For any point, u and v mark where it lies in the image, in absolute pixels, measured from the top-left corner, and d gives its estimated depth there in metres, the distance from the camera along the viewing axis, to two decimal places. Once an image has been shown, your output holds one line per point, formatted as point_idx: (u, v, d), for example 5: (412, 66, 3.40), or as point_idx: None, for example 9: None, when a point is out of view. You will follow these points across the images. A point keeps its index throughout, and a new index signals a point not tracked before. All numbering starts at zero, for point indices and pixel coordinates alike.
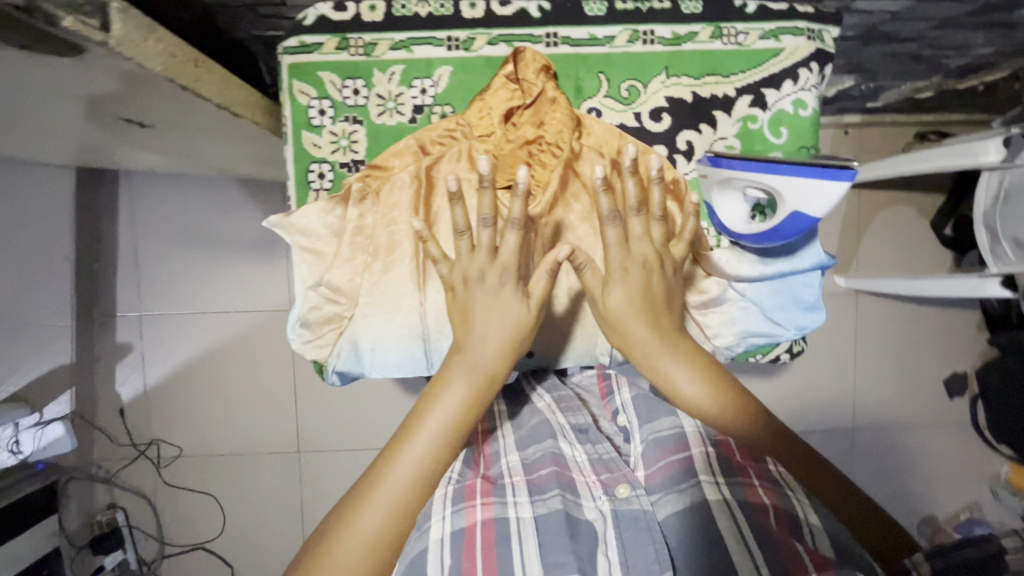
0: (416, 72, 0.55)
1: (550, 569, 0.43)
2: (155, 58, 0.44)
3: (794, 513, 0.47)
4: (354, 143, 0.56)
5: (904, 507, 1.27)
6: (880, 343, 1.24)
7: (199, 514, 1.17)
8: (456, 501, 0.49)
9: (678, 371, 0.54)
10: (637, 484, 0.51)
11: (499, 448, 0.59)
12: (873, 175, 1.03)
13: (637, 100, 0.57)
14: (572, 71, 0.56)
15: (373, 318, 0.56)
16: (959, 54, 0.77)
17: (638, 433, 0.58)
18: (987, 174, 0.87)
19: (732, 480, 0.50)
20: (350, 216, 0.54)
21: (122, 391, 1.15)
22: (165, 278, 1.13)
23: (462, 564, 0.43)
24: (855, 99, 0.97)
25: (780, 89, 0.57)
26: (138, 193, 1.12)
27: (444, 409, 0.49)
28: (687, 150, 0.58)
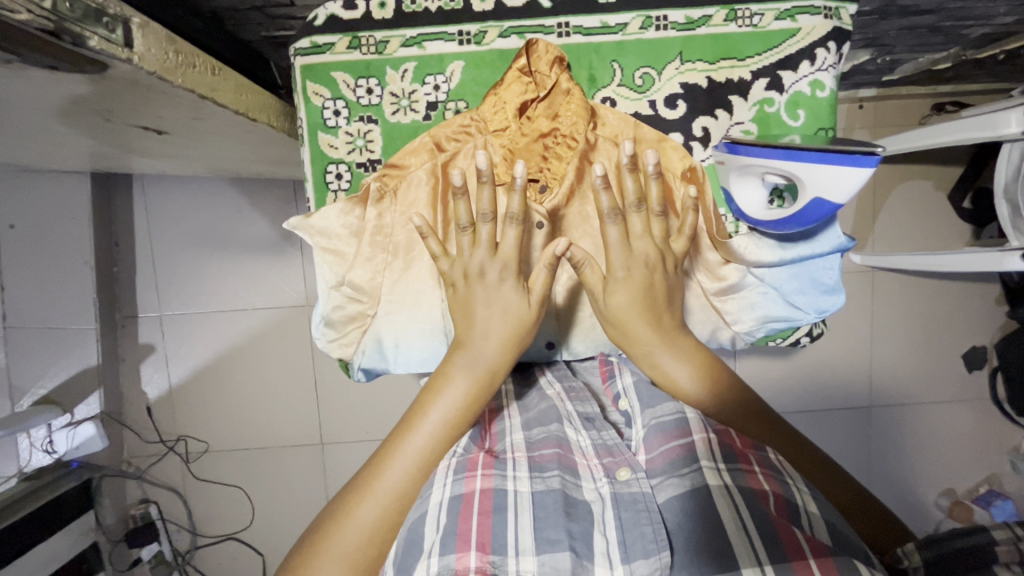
0: (430, 69, 0.55)
1: (542, 545, 0.43)
2: (176, 70, 0.45)
3: (793, 500, 0.46)
4: (369, 142, 0.56)
5: (922, 480, 1.28)
6: (896, 319, 1.23)
7: (228, 506, 1.20)
8: (458, 472, 0.49)
9: (677, 367, 0.57)
10: (638, 468, 0.51)
11: (505, 425, 0.58)
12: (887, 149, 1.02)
13: (651, 88, 0.56)
14: (585, 60, 0.56)
15: (395, 316, 0.57)
16: (980, 24, 0.75)
17: (640, 417, 0.57)
18: (1009, 145, 0.85)
19: (733, 467, 0.48)
20: (369, 216, 0.55)
21: (148, 390, 1.17)
22: (184, 279, 1.15)
23: (457, 527, 0.43)
24: (871, 73, 0.95)
25: (797, 70, 0.56)
26: (153, 196, 1.13)
27: (445, 404, 0.52)
28: (702, 136, 0.57)
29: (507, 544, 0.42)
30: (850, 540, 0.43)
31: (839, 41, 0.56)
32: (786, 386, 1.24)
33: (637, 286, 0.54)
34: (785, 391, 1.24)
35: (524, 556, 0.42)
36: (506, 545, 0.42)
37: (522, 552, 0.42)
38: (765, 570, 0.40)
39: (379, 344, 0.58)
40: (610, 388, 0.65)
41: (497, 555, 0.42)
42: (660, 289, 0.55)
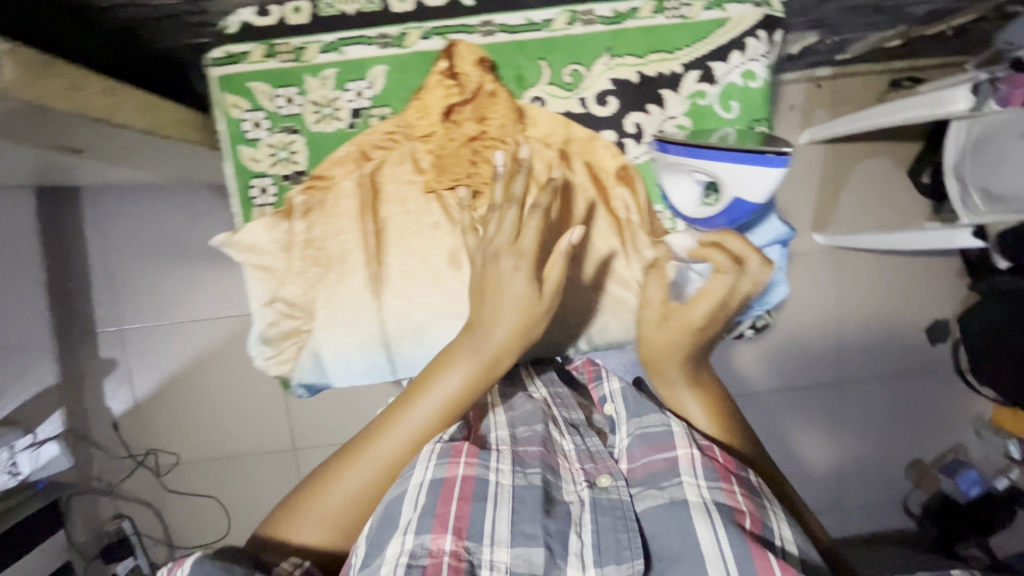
0: (352, 76, 0.67)
1: (517, 538, 0.53)
2: (56, 95, 0.50)
3: (767, 526, 0.54)
4: (293, 153, 0.69)
5: (891, 452, 1.30)
6: (861, 298, 1.24)
7: (204, 516, 1.19)
8: (441, 457, 0.59)
9: (692, 403, 0.72)
10: (618, 476, 0.61)
11: (491, 423, 0.68)
12: (824, 136, 1.06)
13: (581, 83, 0.70)
14: (513, 60, 0.69)
15: (325, 329, 0.70)
16: (922, 3, 0.75)
17: (627, 425, 0.67)
18: (958, 124, 0.87)
19: (714, 484, 0.57)
20: (295, 231, 0.69)
21: (113, 406, 1.15)
22: (142, 289, 1.12)
23: (437, 509, 0.54)
24: (823, 53, 0.94)
25: (727, 61, 0.69)
26: (103, 207, 1.10)
27: (446, 383, 0.64)
28: (636, 130, 0.72)
29: (483, 532, 0.53)
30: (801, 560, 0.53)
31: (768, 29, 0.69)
32: (756, 368, 1.25)
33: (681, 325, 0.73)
34: (756, 373, 1.25)
35: (499, 545, 0.53)
36: (483, 533, 0.53)
37: (497, 542, 0.53)
38: None
39: (318, 354, 0.70)
40: (598, 395, 0.74)
41: (472, 539, 0.53)
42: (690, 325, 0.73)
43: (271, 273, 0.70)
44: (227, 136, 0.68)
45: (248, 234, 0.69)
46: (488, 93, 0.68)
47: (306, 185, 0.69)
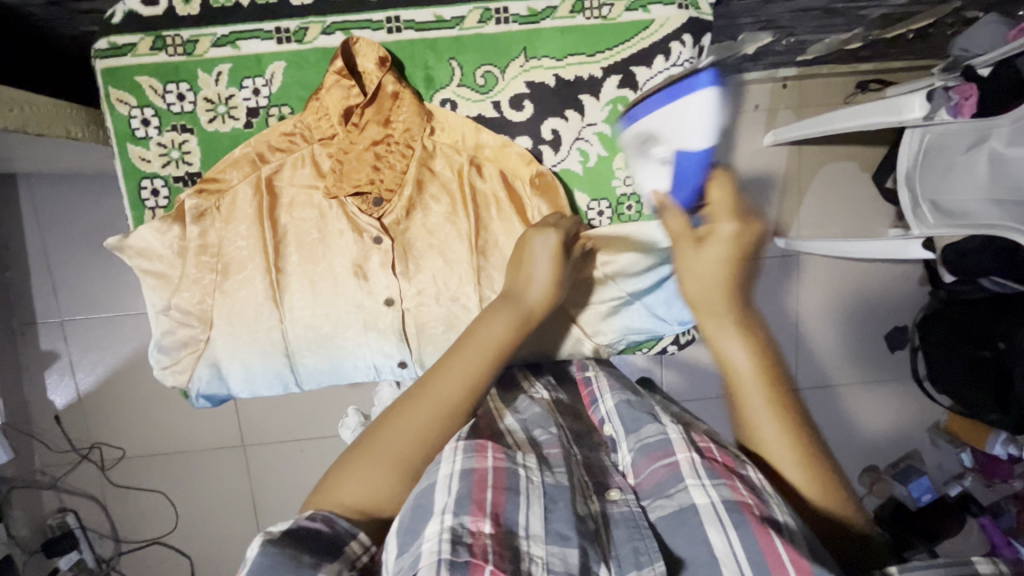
0: (250, 73, 0.67)
1: (553, 537, 0.45)
2: None
3: (779, 517, 0.47)
4: (187, 153, 0.68)
5: (848, 458, 1.30)
6: (823, 303, 1.23)
7: (151, 511, 1.18)
8: (467, 450, 0.51)
9: (737, 352, 0.58)
10: (626, 489, 0.54)
11: (506, 425, 0.60)
12: (785, 138, 1.05)
13: (494, 86, 0.69)
14: (422, 58, 0.68)
15: (226, 342, 0.71)
16: (875, 6, 0.72)
17: (626, 442, 0.59)
18: (909, 134, 0.87)
19: (717, 482, 0.50)
20: (190, 235, 0.68)
21: (56, 398, 1.12)
22: (84, 280, 1.09)
23: (472, 496, 0.46)
24: (783, 54, 0.92)
25: (651, 66, 0.69)
26: (41, 194, 1.06)
27: (492, 331, 0.59)
28: (553, 136, 0.72)
29: (518, 524, 0.45)
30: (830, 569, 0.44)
31: (694, 35, 0.68)
32: None
33: (709, 241, 0.65)
34: None
35: (534, 540, 0.45)
36: (518, 525, 0.45)
37: (533, 536, 0.45)
38: None
39: (217, 364, 0.71)
40: (596, 414, 0.67)
41: (507, 530, 0.45)
42: (728, 235, 0.65)
43: (163, 279, 0.69)
44: (114, 135, 0.67)
45: (138, 240, 0.68)
46: (392, 95, 0.67)
47: (197, 190, 0.68)
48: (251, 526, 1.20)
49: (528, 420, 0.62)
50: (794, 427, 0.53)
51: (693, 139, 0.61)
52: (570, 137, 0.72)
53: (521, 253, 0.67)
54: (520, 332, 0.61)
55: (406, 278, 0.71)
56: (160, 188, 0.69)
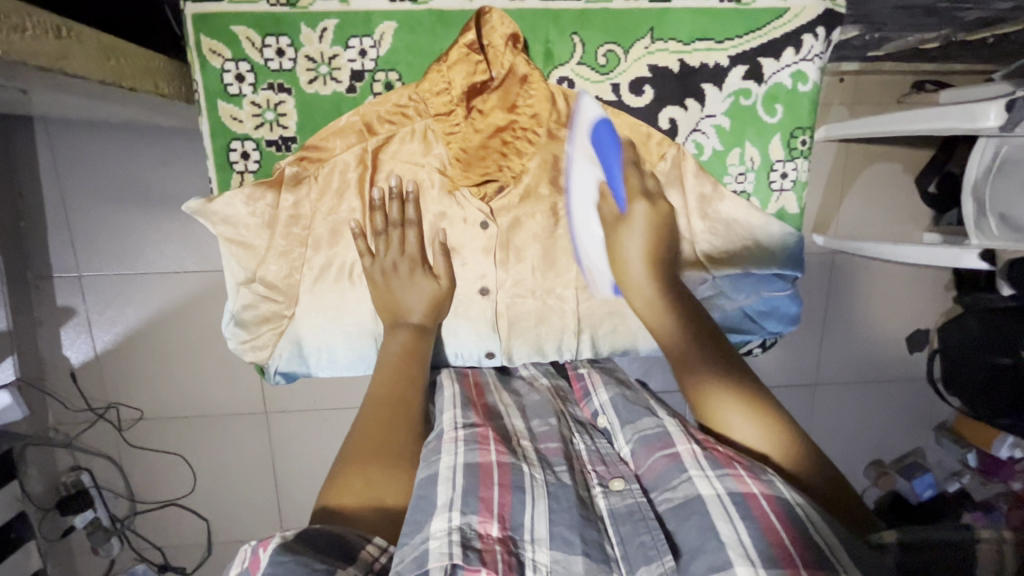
0: (358, 32, 0.71)
1: (554, 536, 0.54)
2: (22, 49, 0.44)
3: (781, 495, 0.55)
4: (282, 113, 0.73)
5: (853, 449, 1.35)
6: (852, 302, 1.23)
7: (168, 474, 1.16)
8: (469, 443, 0.63)
9: (630, 244, 0.77)
10: (629, 479, 0.64)
11: (497, 404, 0.76)
12: (838, 135, 1.03)
13: (613, 67, 0.75)
14: (543, 32, 0.72)
15: (316, 325, 0.82)
16: (976, 9, 0.70)
17: (626, 431, 0.71)
18: (983, 142, 0.82)
19: (722, 473, 0.58)
20: (280, 215, 0.77)
21: (71, 356, 1.08)
22: (104, 235, 1.03)
23: (479, 493, 0.56)
24: (858, 48, 0.90)
25: (779, 60, 0.76)
26: (59, 141, 0.99)
27: (389, 345, 0.77)
28: (671, 124, 0.78)
29: (523, 525, 0.54)
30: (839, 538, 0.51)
31: (826, 27, 0.75)
32: None
33: (629, 222, 0.77)
34: None
35: (540, 540, 0.53)
36: (523, 527, 0.54)
37: (538, 541, 0.53)
38: (757, 566, 0.47)
39: (298, 342, 0.83)
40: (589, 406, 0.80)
41: (514, 532, 0.54)
42: (642, 218, 0.77)
43: (248, 249, 0.78)
44: (205, 91, 0.72)
45: (224, 205, 0.76)
46: (522, 76, 0.73)
47: (299, 158, 0.75)
48: (271, 492, 1.19)
49: (525, 409, 0.77)
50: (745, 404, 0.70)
51: (593, 115, 0.75)
52: (685, 126, 0.78)
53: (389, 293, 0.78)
54: (415, 336, 0.78)
55: (504, 267, 0.81)
56: (250, 151, 0.75)
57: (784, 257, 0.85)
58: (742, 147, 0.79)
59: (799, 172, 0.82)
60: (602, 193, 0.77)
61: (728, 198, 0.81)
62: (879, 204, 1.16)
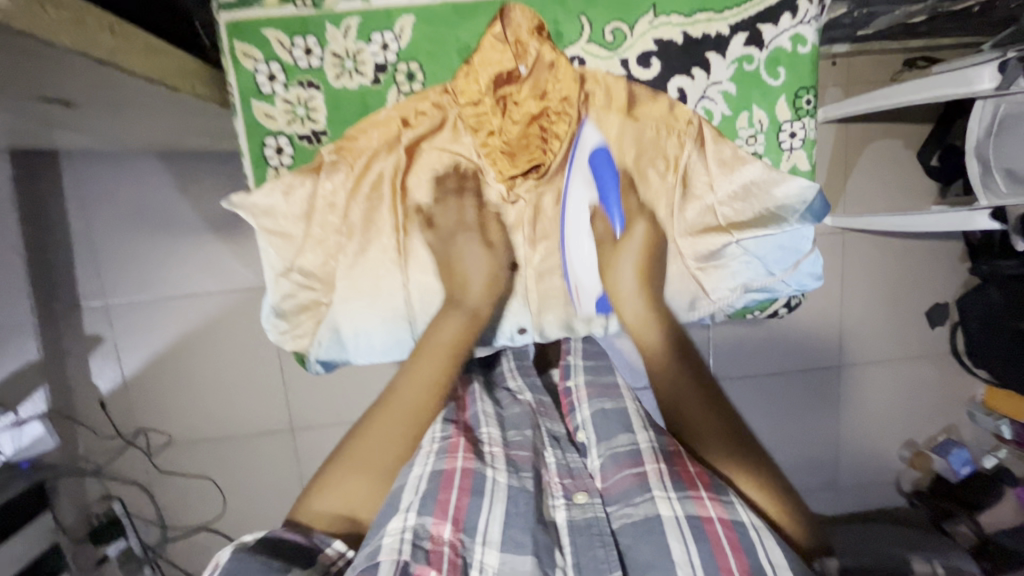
0: (380, 27, 0.71)
1: (506, 539, 0.65)
2: (80, 38, 0.44)
3: (734, 517, 0.67)
4: (314, 109, 0.75)
5: (884, 433, 1.31)
6: (867, 281, 1.24)
7: (198, 498, 1.16)
8: (441, 453, 0.73)
9: (627, 279, 0.84)
10: (592, 494, 0.75)
11: (481, 410, 0.84)
12: (834, 116, 1.06)
13: (622, 44, 0.74)
14: (551, 13, 0.72)
15: (353, 304, 0.83)
16: None
17: (598, 448, 0.81)
18: (981, 104, 0.84)
19: (682, 495, 0.69)
20: (311, 207, 0.78)
21: (100, 384, 1.09)
22: (129, 263, 1.06)
23: (439, 496, 0.67)
24: (847, 27, 0.93)
25: (777, 25, 0.75)
26: (85, 174, 1.03)
27: (439, 334, 0.84)
28: (681, 94, 0.77)
29: (477, 529, 0.65)
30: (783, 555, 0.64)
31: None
32: (763, 350, 1.24)
33: (626, 244, 0.81)
34: (764, 355, 1.24)
35: (492, 540, 0.64)
36: (475, 530, 0.65)
37: (488, 545, 0.64)
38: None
39: (336, 329, 0.85)
40: (572, 420, 0.88)
41: (466, 533, 0.65)
42: (640, 237, 0.82)
43: (287, 240, 0.80)
44: (239, 92, 0.73)
45: (263, 198, 0.78)
46: (548, 66, 0.73)
47: (336, 147, 0.76)
48: None
49: (504, 419, 0.84)
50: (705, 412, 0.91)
51: (591, 139, 0.77)
52: (694, 95, 0.77)
53: (448, 265, 0.82)
54: (466, 327, 0.85)
55: (533, 245, 0.81)
56: (284, 146, 0.76)
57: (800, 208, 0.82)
58: (750, 111, 0.79)
59: (807, 130, 0.81)
60: (595, 212, 0.80)
61: (746, 161, 0.80)
62: (884, 181, 1.18)
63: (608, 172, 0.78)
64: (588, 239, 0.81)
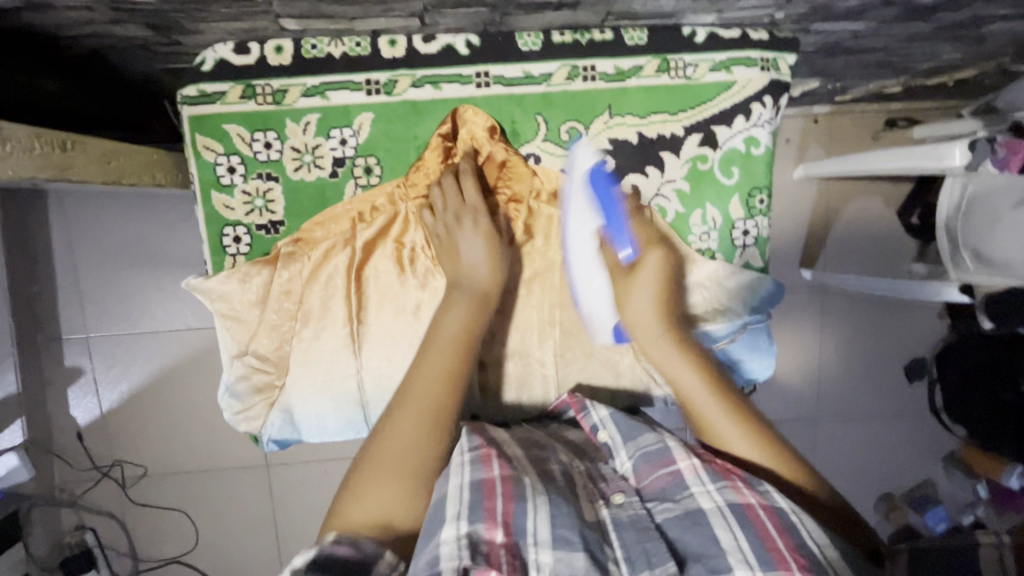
0: (339, 123, 0.71)
1: (559, 542, 0.47)
2: (19, 159, 0.51)
3: (780, 504, 0.50)
4: (270, 202, 0.73)
5: (860, 485, 1.30)
6: (845, 335, 1.24)
7: (170, 531, 1.16)
8: (474, 461, 0.54)
9: (641, 293, 0.69)
10: (630, 492, 0.55)
11: (496, 434, 0.62)
12: (819, 173, 1.04)
13: (576, 142, 0.73)
14: (510, 112, 0.72)
15: (304, 396, 0.75)
16: (928, 59, 0.77)
17: (625, 450, 0.61)
18: (952, 181, 0.85)
19: (721, 485, 0.52)
20: (267, 293, 0.73)
21: (78, 415, 1.11)
22: (111, 299, 1.07)
23: (483, 504, 0.49)
24: (824, 94, 0.96)
25: (731, 126, 0.73)
26: (73, 211, 1.04)
27: (450, 316, 0.67)
28: (634, 191, 0.75)
29: (527, 530, 0.47)
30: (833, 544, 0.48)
31: (773, 95, 0.73)
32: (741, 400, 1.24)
33: (639, 272, 0.69)
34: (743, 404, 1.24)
35: (543, 547, 0.46)
36: (526, 531, 0.47)
37: (541, 544, 0.47)
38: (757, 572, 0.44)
39: (289, 410, 0.76)
40: (587, 422, 0.67)
41: (519, 537, 0.47)
42: (654, 265, 0.70)
43: (241, 323, 0.74)
44: (199, 182, 0.71)
45: (220, 283, 0.73)
46: (501, 162, 0.74)
47: (294, 238, 0.73)
48: (272, 550, 1.18)
49: (523, 436, 0.64)
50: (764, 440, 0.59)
51: (585, 167, 0.71)
52: (649, 193, 0.75)
53: (450, 252, 0.71)
54: (478, 313, 0.68)
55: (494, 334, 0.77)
56: (241, 235, 0.73)
57: (752, 299, 0.77)
58: (703, 208, 0.76)
59: (760, 229, 0.77)
60: (601, 241, 0.71)
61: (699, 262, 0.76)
62: (863, 237, 1.19)
63: (612, 206, 0.70)
64: (602, 277, 0.72)
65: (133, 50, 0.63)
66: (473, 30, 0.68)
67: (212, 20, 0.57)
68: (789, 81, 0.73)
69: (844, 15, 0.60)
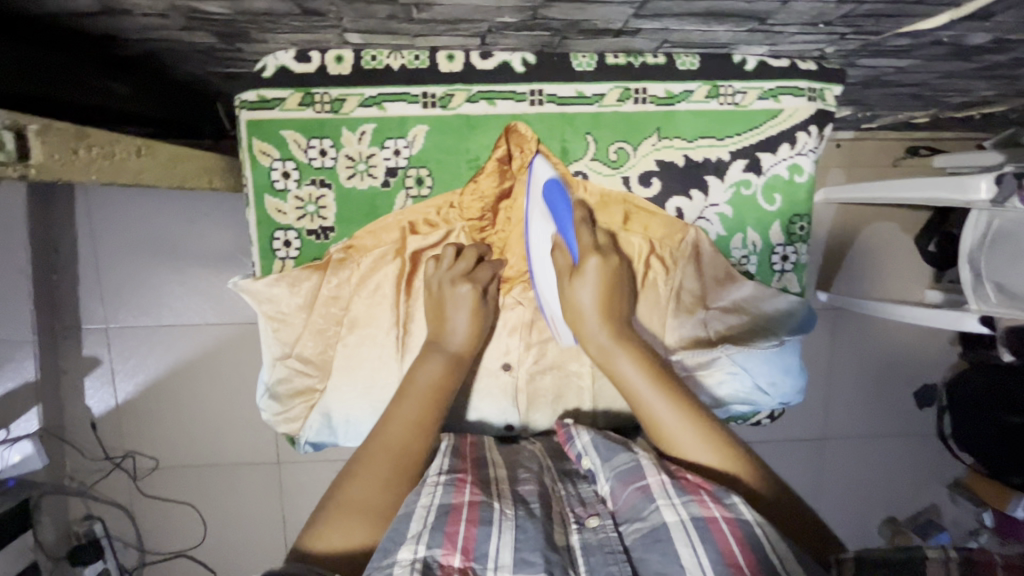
0: (394, 134, 0.72)
1: (519, 564, 0.46)
2: (96, 164, 0.52)
3: (744, 518, 0.49)
4: (323, 208, 0.73)
5: (865, 507, 1.31)
6: (857, 358, 1.25)
7: (178, 525, 1.16)
8: (448, 486, 0.55)
9: (584, 291, 0.68)
10: (604, 516, 0.54)
11: (491, 456, 0.66)
12: (837, 198, 1.05)
13: (625, 162, 0.74)
14: (563, 130, 0.73)
15: (343, 401, 0.76)
16: (962, 95, 0.78)
17: (603, 472, 0.60)
18: (976, 214, 0.86)
19: (686, 499, 0.51)
20: (314, 299, 0.74)
21: (92, 405, 1.11)
22: (132, 291, 1.07)
23: (444, 528, 0.49)
24: (851, 121, 0.97)
25: (777, 153, 0.74)
26: (100, 203, 1.05)
27: (425, 370, 0.68)
28: (679, 213, 0.76)
29: (488, 554, 0.47)
30: (795, 564, 0.47)
31: (818, 125, 0.74)
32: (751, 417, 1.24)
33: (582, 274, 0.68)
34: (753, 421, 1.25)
35: (502, 570, 0.46)
36: (486, 556, 0.47)
37: (501, 566, 0.46)
38: None
39: (326, 414, 0.76)
40: (572, 450, 0.67)
41: (477, 561, 0.47)
42: (594, 273, 0.68)
43: (286, 326, 0.75)
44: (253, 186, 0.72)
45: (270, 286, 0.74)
46: None
47: (346, 246, 0.74)
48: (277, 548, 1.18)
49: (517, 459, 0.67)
50: (710, 442, 0.61)
51: (540, 173, 0.72)
52: (693, 215, 0.76)
53: (439, 304, 0.72)
54: (452, 372, 0.69)
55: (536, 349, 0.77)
56: (291, 239, 0.74)
57: (791, 324, 0.77)
58: (744, 233, 0.77)
59: (800, 255, 0.78)
60: (555, 245, 0.71)
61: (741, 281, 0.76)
62: (880, 262, 1.20)
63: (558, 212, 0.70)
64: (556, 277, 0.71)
65: (192, 54, 0.64)
66: (529, 49, 0.69)
67: (276, 31, 0.58)
68: (835, 111, 0.74)
69: (889, 52, 0.61)
